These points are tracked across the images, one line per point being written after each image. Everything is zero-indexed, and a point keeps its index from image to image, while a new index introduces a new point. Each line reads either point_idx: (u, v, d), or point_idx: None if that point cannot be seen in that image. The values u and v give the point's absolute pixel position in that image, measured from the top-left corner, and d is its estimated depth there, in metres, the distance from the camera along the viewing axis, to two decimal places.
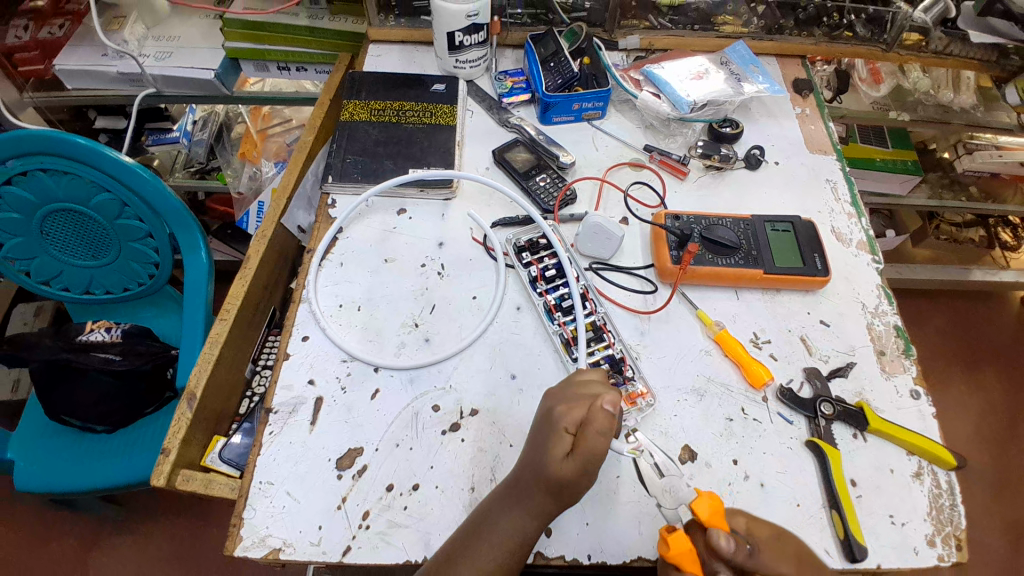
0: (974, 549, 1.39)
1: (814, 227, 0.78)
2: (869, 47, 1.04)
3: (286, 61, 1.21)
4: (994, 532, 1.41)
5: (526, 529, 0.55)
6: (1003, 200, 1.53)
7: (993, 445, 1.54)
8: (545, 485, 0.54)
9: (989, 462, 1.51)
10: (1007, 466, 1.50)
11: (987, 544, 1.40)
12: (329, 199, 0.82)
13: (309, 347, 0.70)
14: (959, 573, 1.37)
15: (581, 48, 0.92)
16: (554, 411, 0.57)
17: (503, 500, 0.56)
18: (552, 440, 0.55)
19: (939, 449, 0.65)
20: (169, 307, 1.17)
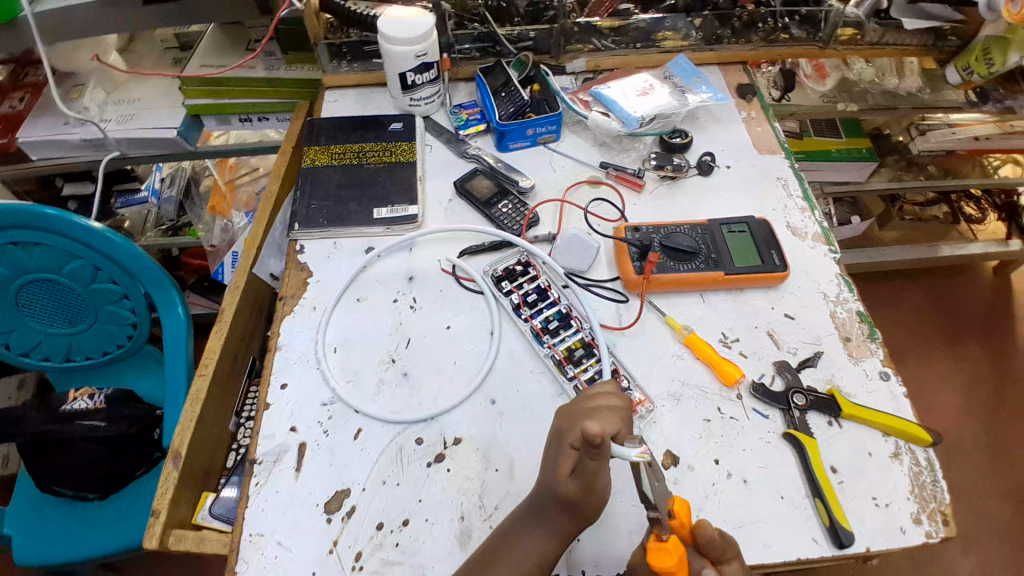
0: (978, 519, 1.40)
1: (768, 226, 0.81)
2: (806, 46, 1.09)
3: (247, 113, 1.23)
4: (995, 500, 1.43)
5: (534, 549, 0.56)
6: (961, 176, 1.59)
7: (982, 414, 1.56)
8: (557, 502, 0.56)
9: (981, 432, 1.53)
10: (998, 435, 1.53)
11: (992, 514, 1.41)
12: (297, 245, 0.83)
13: (289, 395, 0.70)
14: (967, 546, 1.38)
15: (529, 76, 0.97)
16: (564, 428, 0.58)
17: (524, 518, 0.57)
18: (559, 459, 0.56)
19: (914, 427, 0.67)
20: (151, 366, 1.17)
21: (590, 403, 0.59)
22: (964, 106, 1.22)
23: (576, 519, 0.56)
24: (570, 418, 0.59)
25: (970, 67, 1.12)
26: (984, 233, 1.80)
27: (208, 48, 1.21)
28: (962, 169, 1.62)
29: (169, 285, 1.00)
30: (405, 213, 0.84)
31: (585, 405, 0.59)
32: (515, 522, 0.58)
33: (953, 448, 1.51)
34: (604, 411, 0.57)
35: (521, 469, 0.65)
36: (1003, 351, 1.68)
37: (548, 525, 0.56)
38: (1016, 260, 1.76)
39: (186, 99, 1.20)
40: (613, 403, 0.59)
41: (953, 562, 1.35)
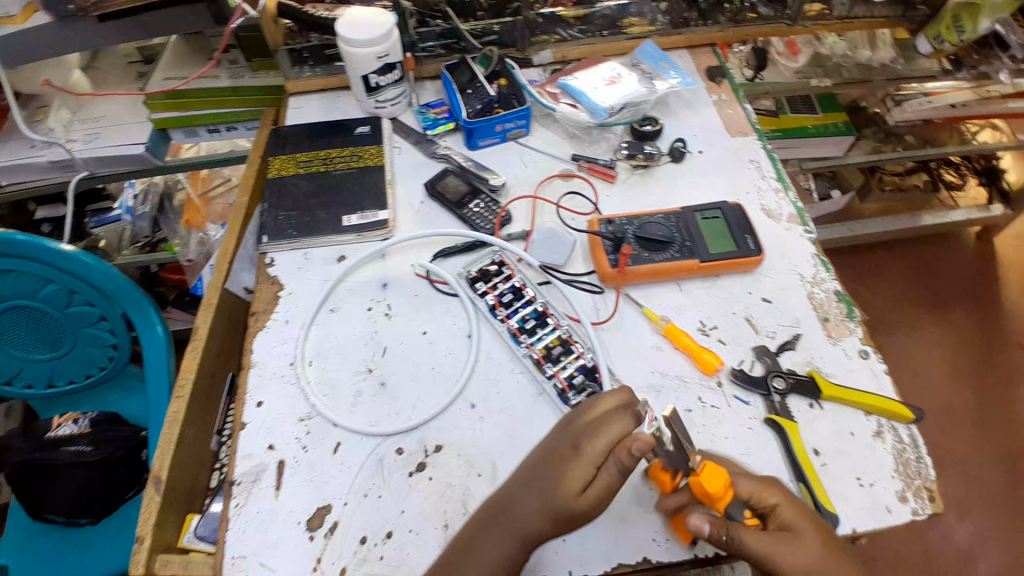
0: (973, 484, 1.42)
1: (742, 210, 0.80)
2: (775, 25, 1.07)
3: (213, 124, 1.21)
4: (989, 464, 1.44)
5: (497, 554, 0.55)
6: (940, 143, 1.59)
7: (972, 379, 1.58)
8: (550, 511, 0.56)
9: (972, 398, 1.55)
10: (990, 399, 1.55)
11: (988, 477, 1.43)
12: (267, 258, 0.81)
13: (265, 412, 0.69)
14: (966, 510, 1.39)
15: (496, 71, 0.93)
16: (586, 441, 0.58)
17: (495, 524, 0.57)
18: (575, 470, 0.57)
19: (894, 404, 0.67)
20: (136, 386, 1.15)
21: (598, 414, 0.60)
22: (939, 75, 1.22)
23: (543, 514, 0.56)
24: (578, 423, 0.61)
25: (941, 36, 1.13)
26: (966, 198, 1.81)
27: (169, 59, 1.19)
28: (940, 136, 1.61)
29: (146, 303, 0.98)
30: (376, 218, 0.82)
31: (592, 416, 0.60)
32: (479, 525, 0.58)
33: (944, 416, 1.52)
34: (609, 417, 0.59)
35: (504, 472, 0.65)
36: (990, 316, 1.70)
37: (513, 528, 0.56)
38: (998, 225, 1.77)
39: (151, 113, 1.18)
40: (612, 407, 0.61)
41: (949, 529, 1.37)
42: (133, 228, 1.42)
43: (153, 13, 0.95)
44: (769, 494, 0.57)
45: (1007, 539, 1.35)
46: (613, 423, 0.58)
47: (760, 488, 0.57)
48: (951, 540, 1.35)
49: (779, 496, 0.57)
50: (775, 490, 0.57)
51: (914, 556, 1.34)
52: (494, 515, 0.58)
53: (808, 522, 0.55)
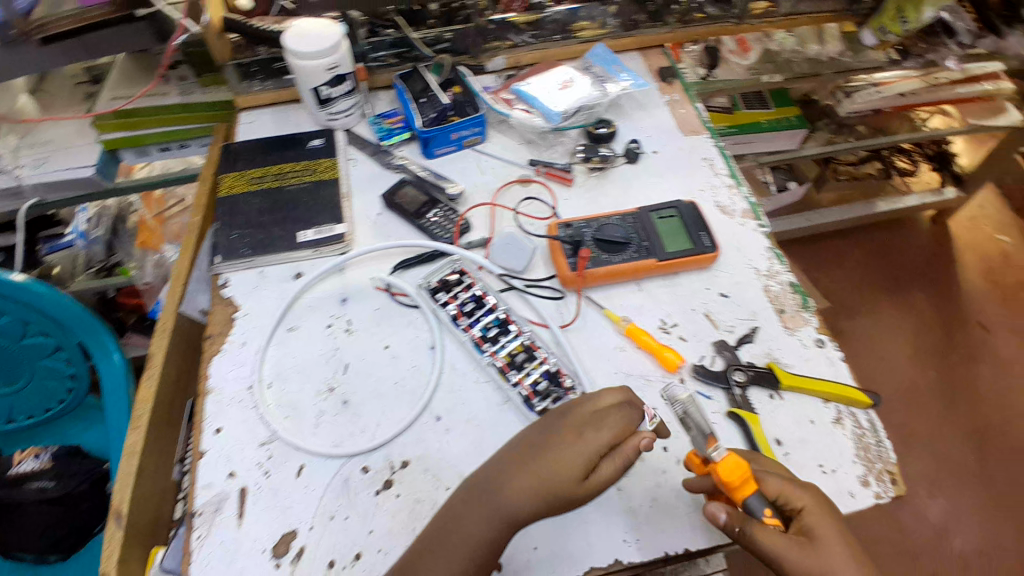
0: (941, 461, 1.46)
1: (696, 208, 0.81)
2: (724, 22, 1.15)
3: (163, 142, 1.17)
4: (955, 441, 1.49)
5: (477, 534, 0.56)
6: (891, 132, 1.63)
7: (933, 359, 1.63)
8: (542, 493, 0.57)
9: (935, 377, 1.60)
10: (952, 377, 1.60)
11: (955, 453, 1.48)
12: (222, 279, 0.80)
13: (225, 439, 0.68)
14: (936, 487, 1.43)
15: (449, 78, 0.92)
16: (588, 433, 0.59)
17: (475, 502, 0.58)
18: (575, 458, 0.58)
19: (852, 391, 0.68)
20: (98, 416, 1.11)
21: (597, 406, 0.62)
22: (887, 66, 1.25)
23: (531, 495, 0.57)
24: (572, 412, 0.61)
25: (885, 27, 1.20)
26: (918, 183, 1.87)
27: (115, 79, 1.15)
28: (890, 125, 1.65)
29: (102, 332, 0.94)
30: (332, 232, 0.82)
31: (591, 407, 0.61)
32: (458, 506, 0.58)
33: (910, 396, 1.57)
34: (610, 411, 0.61)
35: None
36: (946, 297, 1.76)
37: (498, 509, 0.56)
38: (950, 208, 1.85)
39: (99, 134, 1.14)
40: (612, 401, 0.62)
41: (922, 507, 1.41)
42: (86, 252, 1.39)
43: (96, 33, 0.90)
44: (797, 497, 0.57)
45: (978, 513, 1.40)
46: (615, 417, 0.60)
47: (790, 489, 0.57)
48: (924, 517, 1.39)
49: (808, 502, 0.57)
50: (806, 494, 0.57)
51: (891, 536, 1.37)
52: (476, 498, 0.58)
53: (833, 530, 0.55)
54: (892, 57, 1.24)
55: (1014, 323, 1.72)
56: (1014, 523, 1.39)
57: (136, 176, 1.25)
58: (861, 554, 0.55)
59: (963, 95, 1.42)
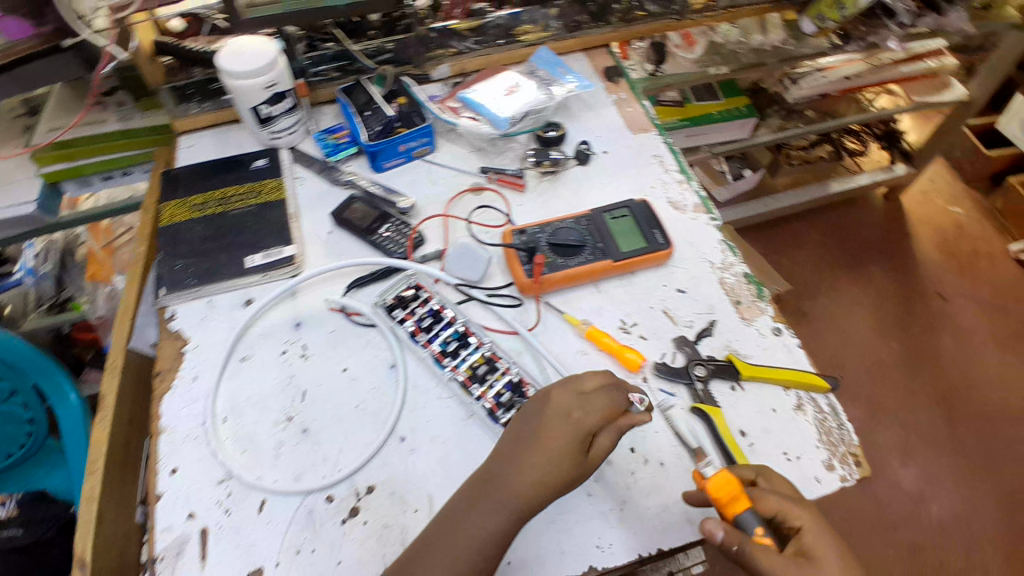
0: (912, 431, 1.51)
1: (648, 205, 0.82)
2: (666, 20, 1.14)
3: (104, 171, 1.13)
4: (924, 409, 1.54)
5: (489, 528, 0.56)
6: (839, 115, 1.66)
7: (895, 332, 1.68)
8: (544, 481, 0.57)
9: (898, 348, 1.65)
10: (915, 346, 1.65)
11: (924, 421, 1.52)
12: (169, 311, 0.77)
13: (182, 479, 0.65)
14: (908, 456, 1.47)
15: (393, 90, 0.91)
16: (577, 415, 0.59)
17: (481, 499, 0.58)
18: (570, 442, 0.58)
19: (811, 377, 0.70)
20: (58, 459, 1.10)
21: (582, 388, 0.62)
22: (830, 51, 1.28)
23: (535, 485, 0.57)
24: (555, 399, 0.61)
25: (823, 14, 1.22)
26: (868, 162, 1.92)
27: (53, 108, 1.09)
28: (838, 108, 1.68)
29: (56, 371, 0.97)
30: (281, 255, 0.79)
31: (576, 390, 0.62)
32: (466, 502, 0.59)
33: (877, 370, 1.61)
34: (597, 393, 0.61)
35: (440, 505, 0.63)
36: (904, 271, 1.81)
37: (506, 502, 0.57)
38: (901, 184, 1.90)
39: (39, 167, 1.08)
40: (597, 382, 0.63)
41: (897, 476, 1.45)
42: (35, 290, 1.31)
43: (27, 67, 0.84)
44: (795, 515, 0.57)
45: (951, 480, 1.45)
46: (602, 398, 0.61)
47: (790, 508, 0.57)
48: (899, 486, 1.43)
49: (806, 521, 0.57)
50: (804, 512, 0.57)
51: (871, 510, 1.40)
52: (482, 492, 0.58)
53: (829, 545, 0.56)
54: (835, 41, 1.27)
55: (971, 292, 1.77)
56: (991, 487, 1.44)
57: (82, 207, 1.20)
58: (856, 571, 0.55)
59: (906, 74, 1.49)
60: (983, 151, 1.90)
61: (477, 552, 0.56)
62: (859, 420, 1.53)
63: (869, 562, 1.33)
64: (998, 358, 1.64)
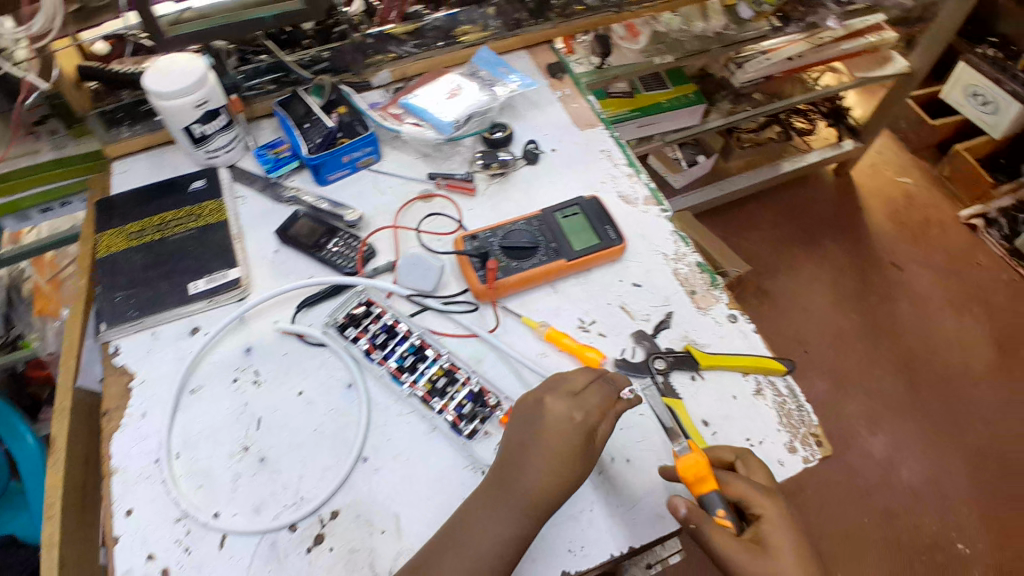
0: (877, 399, 1.56)
1: (598, 201, 0.82)
2: (603, 15, 1.08)
3: (43, 204, 1.01)
4: (888, 377, 1.59)
5: (506, 530, 0.56)
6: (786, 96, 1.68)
7: (854, 303, 1.73)
8: (552, 480, 0.57)
9: (858, 319, 1.69)
10: (873, 314, 1.71)
11: (887, 388, 1.57)
12: (111, 346, 0.73)
13: (138, 520, 0.62)
14: (875, 423, 1.52)
15: (332, 99, 0.89)
16: (578, 418, 0.59)
17: (492, 503, 0.58)
18: (572, 441, 0.58)
19: (767, 361, 0.71)
20: (20, 503, 1.07)
21: (573, 389, 0.62)
22: (770, 33, 1.30)
23: (548, 485, 0.57)
24: (550, 405, 0.60)
25: None
26: (818, 140, 1.95)
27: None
28: (785, 89, 1.69)
29: (10, 414, 1.01)
30: (226, 279, 0.76)
31: (567, 389, 0.62)
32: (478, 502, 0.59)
33: (839, 341, 1.65)
34: (589, 391, 0.61)
35: (406, 525, 0.62)
36: (860, 244, 1.85)
37: (522, 504, 0.57)
38: (852, 159, 1.94)
39: None
40: (586, 378, 0.63)
41: (866, 445, 1.49)
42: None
43: None
44: (758, 504, 0.58)
45: (920, 445, 1.49)
46: (595, 394, 0.61)
47: (755, 496, 0.58)
48: (869, 454, 1.48)
49: (768, 512, 0.57)
50: (769, 503, 0.58)
51: (845, 480, 1.44)
52: (496, 496, 0.58)
53: (787, 540, 0.56)
54: (774, 24, 1.30)
55: (925, 259, 1.83)
56: (957, 448, 1.49)
57: (25, 241, 1.16)
58: (810, 565, 0.56)
59: (848, 51, 1.50)
60: (928, 121, 1.95)
61: (501, 555, 0.56)
62: (827, 392, 1.57)
63: (843, 529, 1.38)
64: (955, 322, 1.70)
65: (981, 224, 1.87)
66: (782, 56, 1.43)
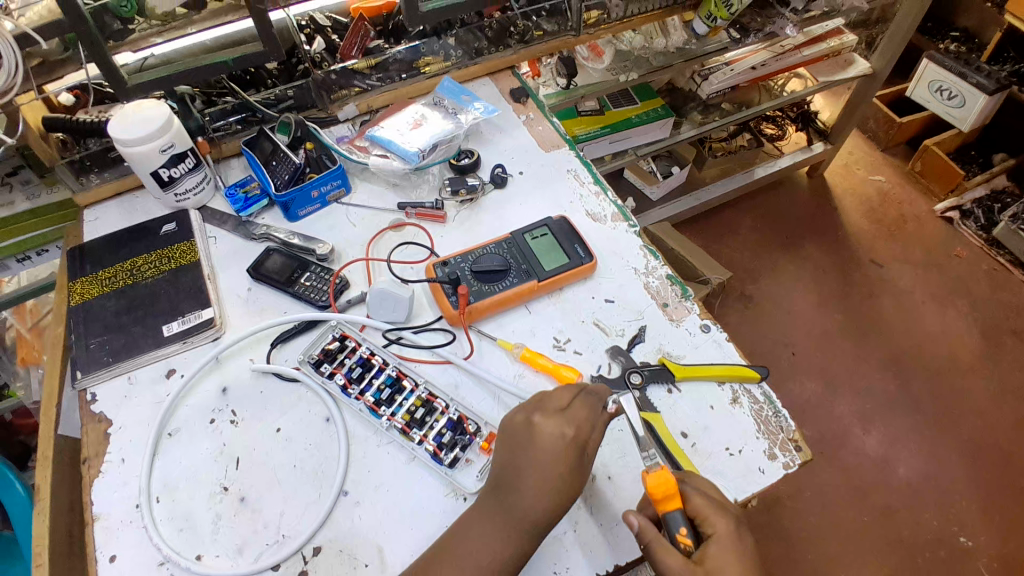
0: (868, 397, 1.57)
1: (566, 220, 0.83)
2: (562, 38, 1.08)
3: (19, 254, 1.02)
4: (878, 373, 1.61)
5: (500, 544, 0.56)
6: (754, 104, 1.71)
7: (836, 302, 1.75)
8: (546, 495, 0.57)
9: (841, 317, 1.72)
10: (855, 311, 1.73)
11: (877, 384, 1.59)
12: (88, 394, 0.72)
13: (121, 568, 0.61)
14: (867, 421, 1.53)
15: (298, 136, 0.90)
16: (567, 434, 0.59)
17: (486, 525, 0.57)
18: (562, 456, 0.58)
19: (742, 369, 0.71)
20: (15, 556, 1.02)
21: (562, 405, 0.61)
22: (732, 44, 1.32)
23: (542, 499, 0.57)
24: (540, 424, 0.60)
25: (712, 13, 1.19)
26: (788, 145, 1.98)
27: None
28: (753, 98, 1.73)
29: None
30: (200, 319, 0.76)
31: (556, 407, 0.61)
32: (472, 523, 0.58)
33: (824, 340, 1.67)
34: (575, 405, 0.61)
35: (389, 557, 0.61)
36: (839, 244, 1.88)
37: (518, 522, 0.56)
38: (823, 161, 1.97)
39: None
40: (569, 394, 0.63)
41: (860, 443, 1.50)
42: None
43: None
44: (711, 523, 0.57)
45: (915, 439, 1.50)
46: (582, 408, 0.61)
47: (705, 515, 0.58)
48: (864, 452, 1.48)
49: (719, 531, 0.57)
50: (719, 522, 0.58)
51: (844, 478, 1.44)
52: (491, 513, 0.58)
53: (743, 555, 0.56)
54: (733, 36, 1.32)
55: (904, 254, 1.85)
56: (949, 441, 1.50)
57: (5, 290, 1.12)
58: None
59: (809, 57, 1.52)
60: (895, 119, 1.99)
61: (499, 574, 0.55)
62: (817, 392, 1.58)
63: (842, 527, 1.38)
64: (938, 314, 1.72)
65: (956, 216, 1.90)
66: (745, 66, 1.46)
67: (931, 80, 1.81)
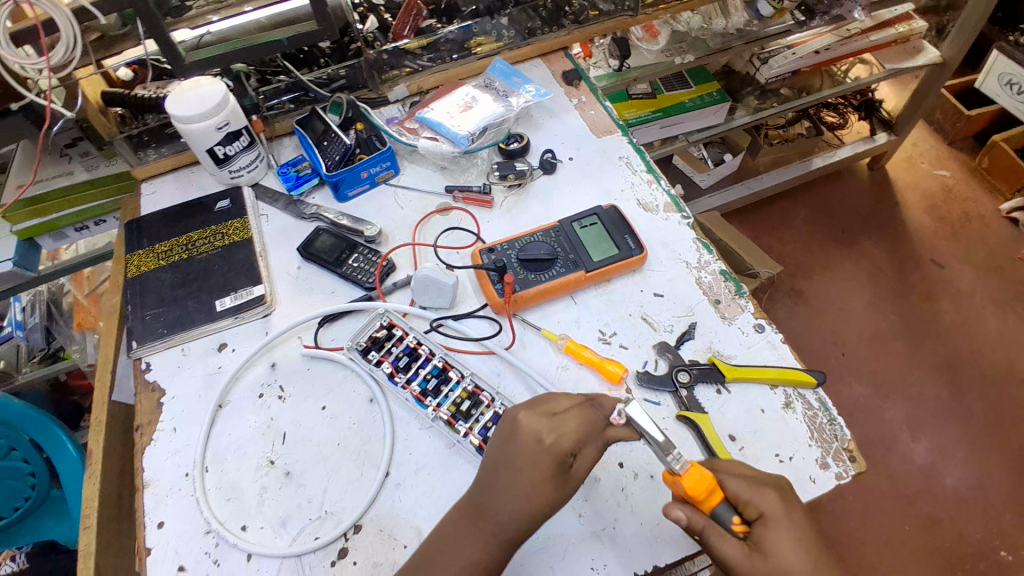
0: (918, 403, 1.49)
1: (618, 211, 0.80)
2: (619, 18, 1.04)
3: (78, 222, 1.06)
4: (932, 380, 1.52)
5: (477, 559, 0.55)
6: (816, 90, 1.61)
7: (892, 302, 1.66)
8: (527, 498, 0.55)
9: (896, 319, 1.63)
10: (910, 314, 1.63)
11: (930, 392, 1.51)
12: (143, 363, 0.75)
13: (169, 534, 0.63)
14: (915, 429, 1.45)
15: (349, 116, 0.90)
16: (544, 440, 0.57)
17: (467, 524, 0.56)
18: (538, 465, 0.56)
19: (797, 374, 0.68)
20: (62, 509, 1.11)
21: (547, 410, 0.60)
22: (793, 28, 1.25)
23: (536, 504, 0.55)
24: (525, 422, 0.58)
25: None
26: (849, 134, 1.86)
27: (18, 165, 1.01)
28: (814, 83, 1.63)
29: (49, 423, 1.02)
30: (251, 296, 0.78)
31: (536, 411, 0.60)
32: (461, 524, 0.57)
33: (876, 342, 1.59)
34: (568, 413, 0.59)
35: None
36: (896, 241, 1.78)
37: (495, 529, 0.55)
38: (885, 152, 1.86)
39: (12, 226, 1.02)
40: (568, 402, 0.61)
41: (908, 451, 1.43)
42: (25, 343, 1.22)
43: None
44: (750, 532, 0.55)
45: (962, 450, 1.42)
46: (574, 417, 0.59)
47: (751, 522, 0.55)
48: (911, 460, 1.41)
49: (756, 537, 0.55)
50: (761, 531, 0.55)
51: (884, 484, 1.39)
52: (474, 515, 0.56)
53: None
54: (797, 18, 1.25)
55: (965, 255, 1.74)
56: (1003, 455, 1.41)
57: (63, 258, 1.17)
58: None
59: (876, 42, 1.42)
60: (964, 112, 1.86)
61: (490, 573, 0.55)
62: (865, 395, 1.51)
63: (882, 533, 1.33)
64: (998, 321, 1.61)
65: None
66: (809, 50, 1.36)
67: (1002, 73, 1.68)
